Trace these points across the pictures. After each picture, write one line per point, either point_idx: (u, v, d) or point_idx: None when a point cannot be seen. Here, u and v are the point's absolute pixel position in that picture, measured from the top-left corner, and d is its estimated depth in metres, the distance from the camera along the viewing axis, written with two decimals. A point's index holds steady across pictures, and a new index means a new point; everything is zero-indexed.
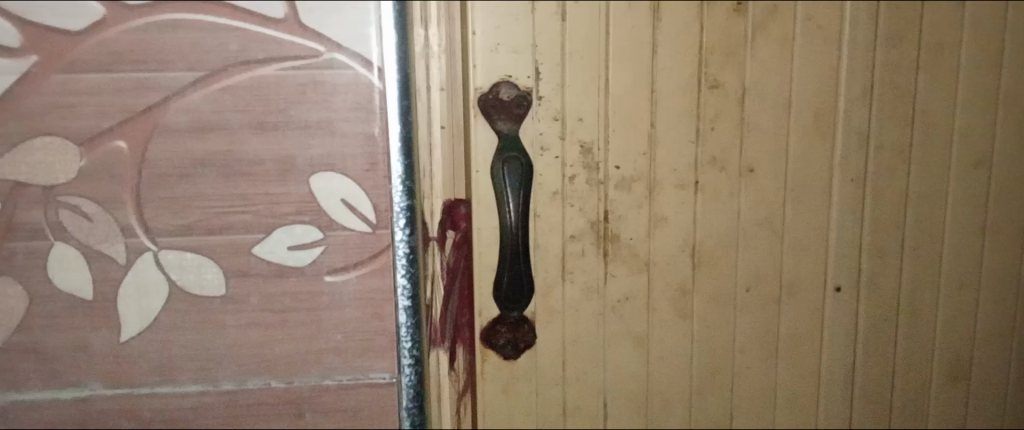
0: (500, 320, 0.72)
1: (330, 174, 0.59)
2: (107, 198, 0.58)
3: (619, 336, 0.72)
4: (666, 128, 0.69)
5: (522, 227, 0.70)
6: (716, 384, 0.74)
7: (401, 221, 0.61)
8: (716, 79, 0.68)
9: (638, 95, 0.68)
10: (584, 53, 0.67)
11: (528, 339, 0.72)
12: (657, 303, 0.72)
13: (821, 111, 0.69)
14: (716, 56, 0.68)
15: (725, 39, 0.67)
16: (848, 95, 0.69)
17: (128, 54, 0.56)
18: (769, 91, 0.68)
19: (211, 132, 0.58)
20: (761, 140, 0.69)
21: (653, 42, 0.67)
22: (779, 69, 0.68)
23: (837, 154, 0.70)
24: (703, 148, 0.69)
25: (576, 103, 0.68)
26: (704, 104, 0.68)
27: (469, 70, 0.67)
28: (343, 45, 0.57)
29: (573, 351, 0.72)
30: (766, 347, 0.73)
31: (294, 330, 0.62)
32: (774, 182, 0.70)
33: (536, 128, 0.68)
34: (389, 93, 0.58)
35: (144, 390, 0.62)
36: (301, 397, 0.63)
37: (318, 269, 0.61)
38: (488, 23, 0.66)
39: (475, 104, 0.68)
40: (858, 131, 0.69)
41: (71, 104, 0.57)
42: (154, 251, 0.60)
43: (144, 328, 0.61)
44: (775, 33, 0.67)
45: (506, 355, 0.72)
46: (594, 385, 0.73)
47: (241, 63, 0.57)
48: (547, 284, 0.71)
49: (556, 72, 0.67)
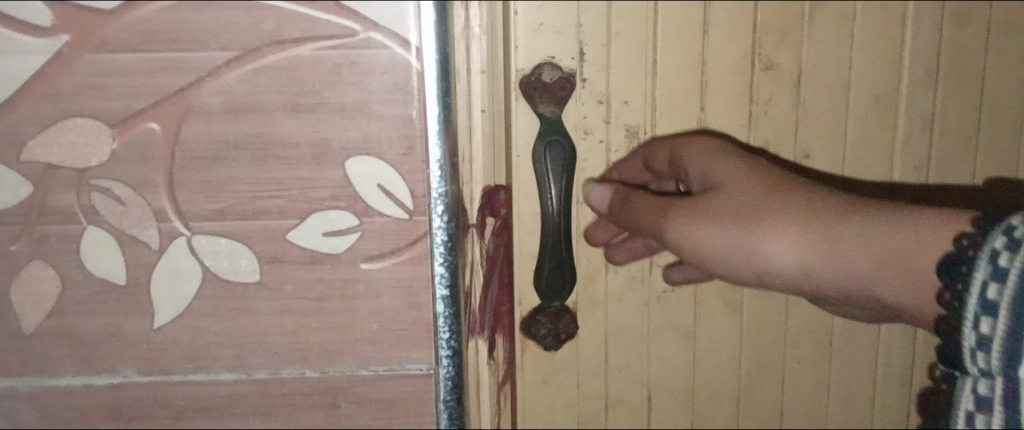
0: (543, 311, 0.81)
1: (366, 158, 0.57)
2: (140, 182, 0.56)
3: (664, 327, 0.84)
4: (716, 110, 0.78)
5: (564, 213, 0.79)
6: (769, 375, 0.86)
7: (439, 208, 0.58)
8: (771, 60, 0.77)
9: (688, 79, 0.77)
10: (631, 36, 0.76)
11: (569, 330, 0.83)
12: (699, 294, 0.83)
13: (880, 94, 0.78)
14: (768, 38, 0.77)
15: (781, 19, 0.76)
16: (912, 79, 0.78)
17: (160, 33, 0.54)
18: (824, 72, 0.78)
19: (244, 114, 0.56)
20: (816, 127, 0.79)
21: (705, 23, 0.76)
22: (838, 52, 0.77)
23: (896, 144, 0.80)
24: (755, 132, 0.79)
25: (621, 88, 0.77)
26: (759, 84, 0.78)
27: (513, 52, 0.75)
28: (381, 24, 0.54)
29: (617, 340, 0.84)
30: (817, 342, 0.85)
31: (329, 319, 0.61)
32: (831, 165, 0.80)
33: (581, 111, 0.78)
34: (428, 75, 0.55)
35: (178, 377, 0.61)
36: (336, 387, 0.62)
37: (353, 256, 0.59)
38: (532, 5, 0.75)
39: (518, 86, 0.76)
40: (920, 115, 0.79)
41: (101, 84, 0.55)
42: (187, 236, 0.58)
43: (177, 315, 0.60)
44: (824, 26, 0.77)
45: (546, 345, 0.83)
46: (637, 373, 0.85)
47: (275, 42, 0.55)
48: (591, 275, 0.82)
49: (600, 56, 0.76)
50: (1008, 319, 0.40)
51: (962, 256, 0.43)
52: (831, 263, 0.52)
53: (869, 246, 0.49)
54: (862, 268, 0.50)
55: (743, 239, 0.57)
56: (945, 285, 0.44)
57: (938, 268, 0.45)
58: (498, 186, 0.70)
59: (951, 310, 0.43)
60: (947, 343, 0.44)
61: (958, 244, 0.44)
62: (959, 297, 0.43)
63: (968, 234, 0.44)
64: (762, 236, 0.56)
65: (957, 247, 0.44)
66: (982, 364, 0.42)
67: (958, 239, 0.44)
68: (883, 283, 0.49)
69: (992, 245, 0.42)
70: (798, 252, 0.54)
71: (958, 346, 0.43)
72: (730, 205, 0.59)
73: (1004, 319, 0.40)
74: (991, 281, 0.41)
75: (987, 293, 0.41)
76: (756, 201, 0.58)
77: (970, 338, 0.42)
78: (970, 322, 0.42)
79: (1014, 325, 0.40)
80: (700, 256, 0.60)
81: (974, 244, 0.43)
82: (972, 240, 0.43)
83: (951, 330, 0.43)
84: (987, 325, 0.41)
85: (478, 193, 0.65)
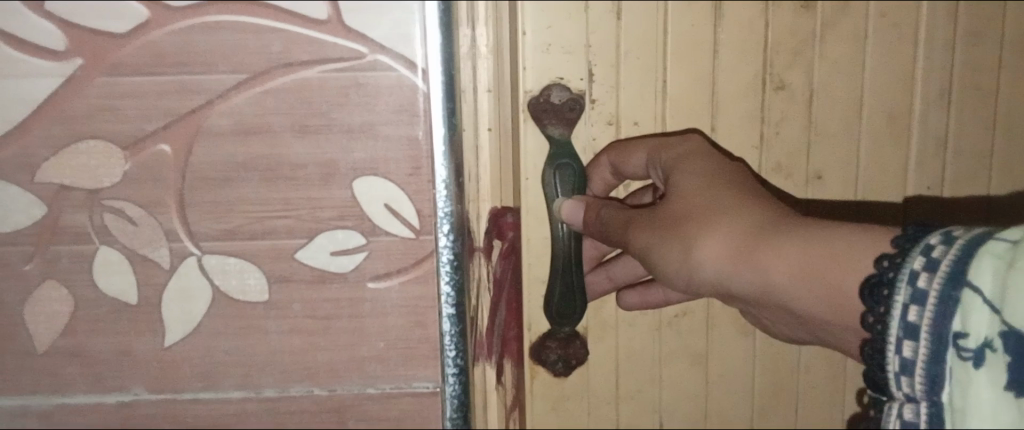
0: (552, 336, 0.84)
1: (373, 178, 0.58)
2: (151, 202, 0.57)
3: (677, 353, 0.87)
4: (728, 129, 0.81)
5: (573, 239, 0.77)
6: (782, 401, 0.89)
7: (445, 227, 0.59)
8: (780, 80, 0.81)
9: (699, 98, 0.80)
10: (639, 54, 0.79)
11: (578, 356, 0.85)
12: (713, 319, 0.86)
13: (894, 115, 0.82)
14: (780, 58, 0.80)
15: (790, 39, 0.80)
16: (922, 100, 0.82)
17: (172, 56, 0.55)
18: (835, 93, 0.81)
19: (253, 135, 0.57)
20: (828, 148, 0.83)
21: (715, 42, 0.79)
22: (849, 60, 0.81)
23: (910, 159, 0.84)
24: (769, 153, 0.82)
25: (630, 109, 0.80)
26: (770, 103, 0.81)
27: (521, 72, 0.78)
28: (387, 46, 0.55)
29: (628, 364, 0.87)
30: (832, 374, 0.88)
31: (337, 337, 0.61)
32: (841, 183, 0.84)
33: (590, 132, 0.80)
34: (434, 96, 0.57)
35: (187, 395, 0.62)
36: (343, 405, 0.63)
37: (361, 275, 0.60)
38: (540, 25, 0.77)
39: (527, 107, 0.79)
40: (934, 134, 0.83)
41: (114, 107, 0.56)
42: (198, 255, 0.59)
43: (187, 334, 0.61)
44: (834, 44, 0.80)
45: (556, 372, 0.86)
46: (648, 401, 0.88)
47: (284, 65, 0.55)
48: (601, 303, 0.84)
49: (610, 77, 0.79)
50: (929, 342, 0.43)
51: (883, 278, 0.45)
52: (745, 273, 0.51)
53: (788, 257, 0.49)
54: (778, 276, 0.50)
55: (672, 247, 0.56)
56: (868, 308, 0.46)
57: (860, 291, 0.46)
58: (506, 207, 0.70)
59: (874, 333, 0.45)
60: (872, 364, 0.46)
61: (878, 266, 0.46)
62: (883, 320, 0.45)
63: (888, 256, 0.46)
64: (691, 242, 0.54)
65: (877, 269, 0.46)
66: (905, 388, 0.45)
67: (878, 261, 0.46)
68: (789, 293, 0.50)
69: (910, 267, 0.45)
70: (720, 259, 0.52)
71: (884, 369, 0.46)
72: (669, 214, 0.57)
73: (926, 341, 0.43)
74: (911, 305, 0.44)
75: (908, 316, 0.44)
76: (691, 206, 0.56)
77: (893, 361, 0.45)
78: (892, 345, 0.45)
79: (935, 349, 0.43)
80: (654, 265, 0.58)
81: (894, 266, 0.45)
82: (894, 261, 0.45)
83: (874, 352, 0.46)
84: (910, 348, 0.44)
85: (486, 212, 0.66)
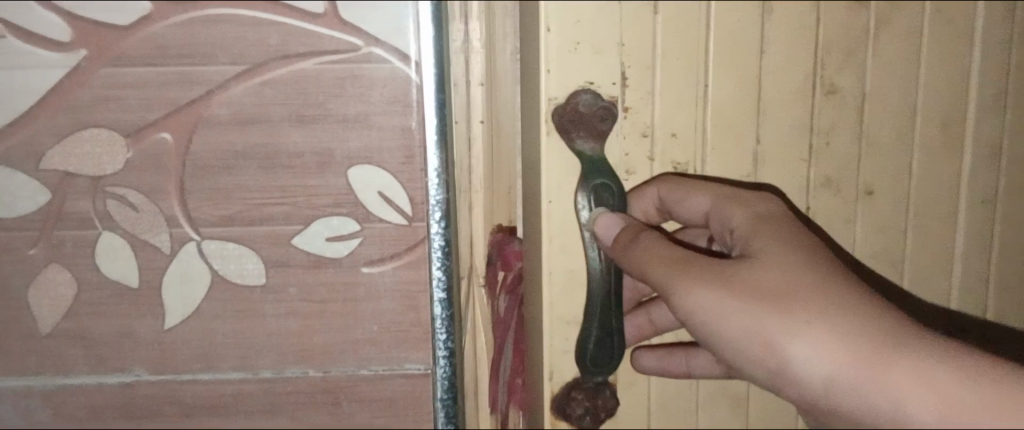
0: (578, 387, 0.90)
1: (367, 166, 0.60)
2: (152, 189, 0.59)
3: (713, 395, 0.92)
4: (772, 137, 0.86)
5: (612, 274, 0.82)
6: None
7: (436, 214, 0.59)
8: (832, 85, 0.85)
9: (746, 107, 0.84)
10: (681, 59, 0.83)
11: (605, 408, 0.91)
12: None
13: (947, 121, 0.86)
14: (833, 59, 0.84)
15: (844, 37, 0.84)
16: (978, 105, 0.85)
17: (173, 48, 0.57)
18: (890, 97, 0.85)
19: (252, 125, 0.59)
20: (876, 161, 0.87)
21: (761, 44, 0.83)
22: (905, 60, 0.84)
23: (963, 170, 0.87)
24: (816, 168, 0.87)
25: (665, 119, 0.84)
26: (820, 108, 0.85)
27: (545, 75, 0.82)
28: (382, 39, 0.57)
29: (660, 410, 0.93)
30: None
31: (332, 320, 0.63)
32: (891, 200, 0.88)
33: (623, 144, 0.85)
34: (426, 87, 0.57)
35: (187, 376, 0.64)
36: (338, 385, 0.65)
37: (355, 260, 0.62)
38: (573, 25, 0.81)
39: (551, 120, 0.83)
40: (988, 142, 0.86)
41: (117, 97, 0.58)
42: (197, 241, 0.61)
43: (186, 316, 0.62)
44: (893, 43, 0.84)
45: (583, 425, 0.92)
46: None
47: (281, 57, 0.58)
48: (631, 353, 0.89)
49: (643, 83, 0.83)
50: None
51: None
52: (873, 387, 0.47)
53: (929, 386, 0.45)
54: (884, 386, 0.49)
55: (765, 322, 0.55)
56: None
57: None
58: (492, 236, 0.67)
59: None
60: None
61: None
62: None
63: None
64: (793, 327, 0.53)
65: None
66: None
67: None
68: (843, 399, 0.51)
69: None
70: (833, 367, 0.50)
71: None
72: (759, 282, 0.57)
73: None
74: None
75: None
76: (793, 285, 0.56)
77: None
78: None
79: None
80: (709, 324, 0.59)
81: None
82: None
83: None
84: None
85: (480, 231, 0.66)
